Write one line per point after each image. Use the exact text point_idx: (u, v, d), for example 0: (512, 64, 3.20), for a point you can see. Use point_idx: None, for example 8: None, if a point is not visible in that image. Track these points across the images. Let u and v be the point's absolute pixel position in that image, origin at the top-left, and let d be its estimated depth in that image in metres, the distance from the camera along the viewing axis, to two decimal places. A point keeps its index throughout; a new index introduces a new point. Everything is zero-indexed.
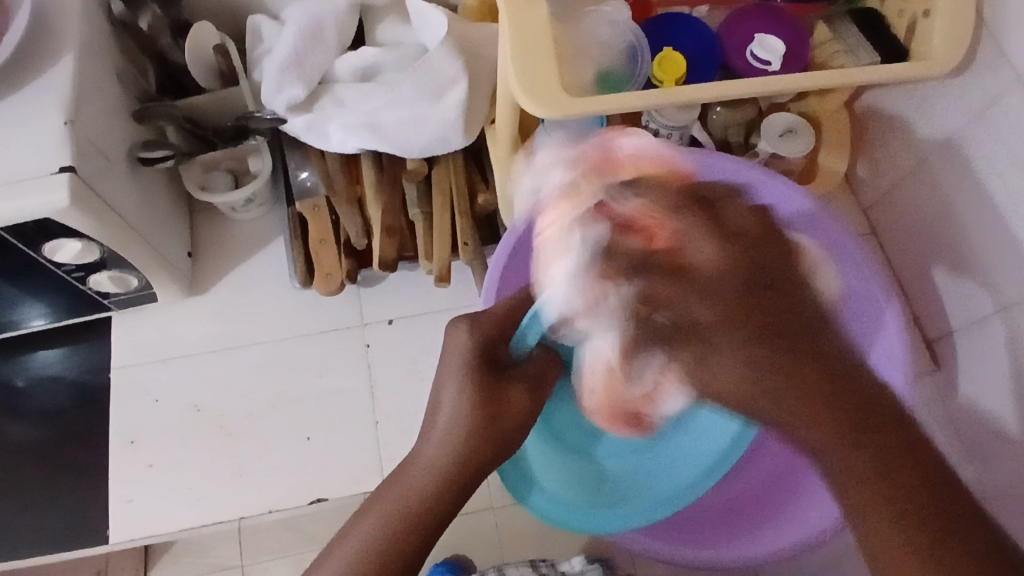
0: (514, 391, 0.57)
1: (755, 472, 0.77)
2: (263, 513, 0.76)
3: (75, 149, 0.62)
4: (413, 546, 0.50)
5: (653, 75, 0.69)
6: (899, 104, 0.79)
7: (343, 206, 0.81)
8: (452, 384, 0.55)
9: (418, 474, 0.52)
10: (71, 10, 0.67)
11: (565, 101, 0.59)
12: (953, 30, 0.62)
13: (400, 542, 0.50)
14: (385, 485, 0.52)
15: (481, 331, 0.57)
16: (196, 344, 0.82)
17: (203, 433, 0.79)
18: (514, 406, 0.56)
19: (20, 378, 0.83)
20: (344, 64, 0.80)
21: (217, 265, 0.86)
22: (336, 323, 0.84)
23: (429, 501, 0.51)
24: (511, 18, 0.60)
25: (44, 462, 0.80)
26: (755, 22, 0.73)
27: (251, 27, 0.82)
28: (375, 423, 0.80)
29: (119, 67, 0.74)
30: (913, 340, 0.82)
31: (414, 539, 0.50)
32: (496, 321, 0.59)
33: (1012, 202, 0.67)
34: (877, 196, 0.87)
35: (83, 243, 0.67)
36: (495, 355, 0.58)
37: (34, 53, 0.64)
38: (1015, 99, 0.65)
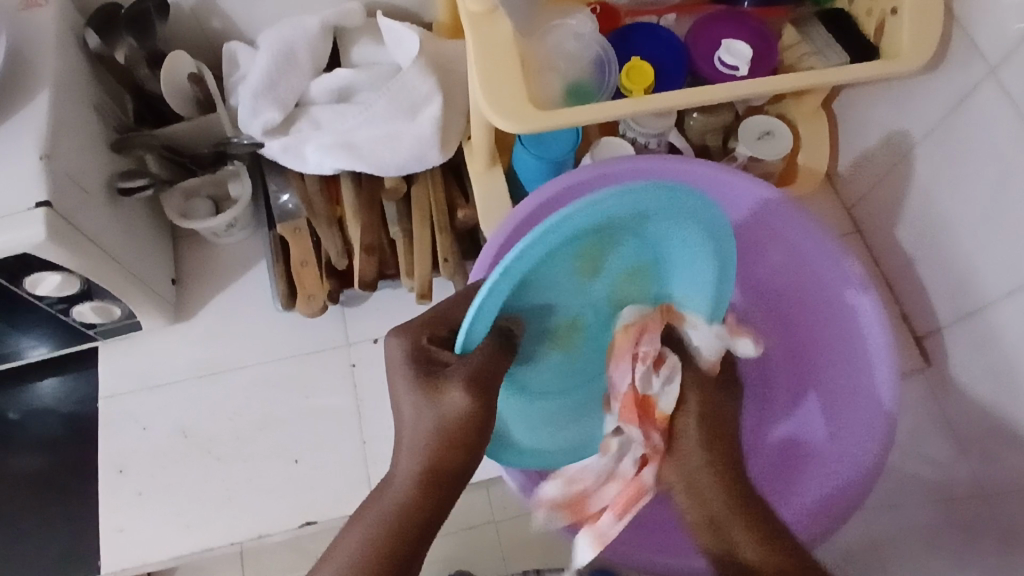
0: (452, 387, 0.53)
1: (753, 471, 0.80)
2: (253, 538, 0.76)
3: (50, 183, 0.62)
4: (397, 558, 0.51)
5: (622, 85, 0.69)
6: (874, 100, 0.79)
7: (323, 227, 0.81)
8: (409, 405, 0.54)
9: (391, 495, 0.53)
10: (46, 44, 0.68)
11: (531, 114, 0.60)
12: (920, 26, 0.62)
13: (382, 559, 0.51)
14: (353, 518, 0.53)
15: (416, 339, 0.57)
16: (183, 370, 0.82)
17: (192, 460, 0.79)
18: (453, 403, 0.52)
19: (12, 411, 0.84)
20: (318, 87, 0.81)
21: (201, 291, 0.86)
22: (322, 344, 0.84)
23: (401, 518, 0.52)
24: (471, 34, 0.60)
25: (37, 494, 0.81)
26: (720, 29, 0.73)
27: (226, 53, 0.82)
28: (363, 441, 0.80)
29: (97, 100, 0.74)
30: (902, 337, 0.82)
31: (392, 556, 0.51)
32: (433, 326, 0.58)
33: (991, 194, 0.67)
34: (858, 194, 0.87)
35: (62, 277, 0.68)
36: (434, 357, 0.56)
37: (9, 91, 0.65)
38: (988, 91, 0.64)
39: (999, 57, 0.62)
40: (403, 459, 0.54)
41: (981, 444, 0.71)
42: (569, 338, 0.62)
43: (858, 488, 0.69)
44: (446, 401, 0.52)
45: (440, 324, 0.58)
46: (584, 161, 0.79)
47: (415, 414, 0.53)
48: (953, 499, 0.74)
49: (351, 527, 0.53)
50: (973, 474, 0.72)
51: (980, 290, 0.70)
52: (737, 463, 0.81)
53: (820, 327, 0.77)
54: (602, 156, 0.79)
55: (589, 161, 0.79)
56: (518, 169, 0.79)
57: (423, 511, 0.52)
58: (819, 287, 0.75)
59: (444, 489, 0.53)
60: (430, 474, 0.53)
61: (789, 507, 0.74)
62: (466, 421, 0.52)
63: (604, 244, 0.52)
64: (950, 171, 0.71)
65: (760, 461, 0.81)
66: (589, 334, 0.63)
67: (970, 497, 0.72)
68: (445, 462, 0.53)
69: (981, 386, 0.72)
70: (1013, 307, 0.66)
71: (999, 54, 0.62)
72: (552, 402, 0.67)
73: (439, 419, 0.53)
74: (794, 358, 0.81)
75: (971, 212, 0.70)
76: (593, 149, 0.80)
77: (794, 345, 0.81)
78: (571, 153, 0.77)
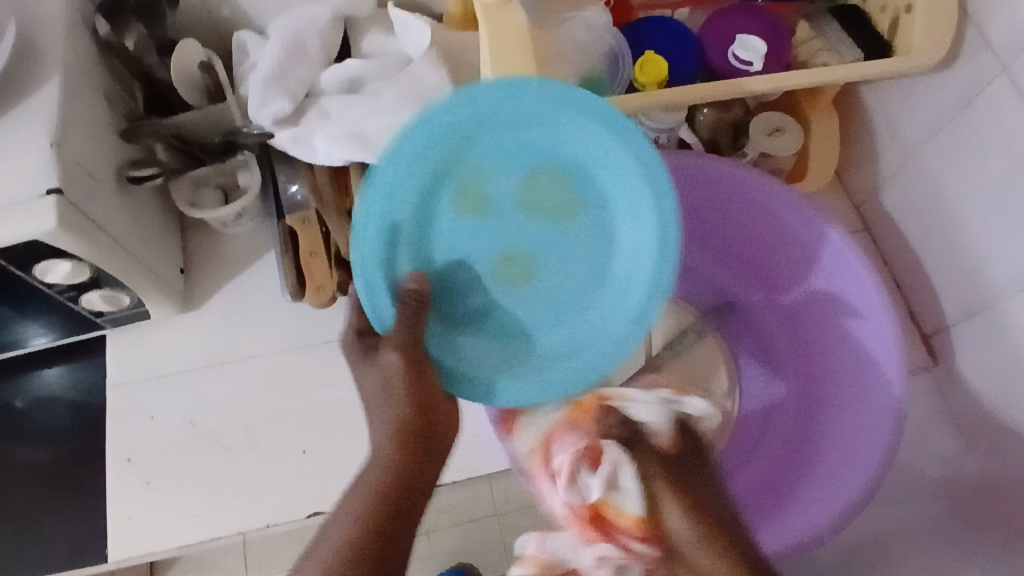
0: (386, 353, 0.59)
1: (756, 467, 0.80)
2: (262, 528, 0.77)
3: (61, 171, 0.62)
4: (385, 527, 0.53)
5: (636, 79, 0.68)
6: (884, 97, 0.79)
7: (333, 219, 0.81)
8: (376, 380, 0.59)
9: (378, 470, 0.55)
10: (55, 31, 0.67)
11: (545, 107, 0.60)
12: (934, 24, 0.62)
13: (373, 527, 0.52)
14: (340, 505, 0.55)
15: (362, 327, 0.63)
16: (191, 360, 0.83)
17: (200, 450, 0.79)
18: (389, 365, 0.58)
19: (19, 400, 0.84)
20: (328, 76, 0.81)
21: (210, 281, 0.86)
22: (330, 335, 0.84)
23: (392, 487, 0.54)
24: (485, 26, 0.60)
25: (45, 482, 0.81)
26: (734, 23, 0.72)
27: (236, 43, 0.82)
28: (371, 432, 0.80)
29: (106, 88, 0.74)
30: (908, 334, 0.82)
31: (384, 521, 0.53)
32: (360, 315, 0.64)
33: (1001, 192, 0.67)
34: (867, 191, 0.87)
35: (72, 265, 0.68)
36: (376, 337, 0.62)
37: (18, 78, 0.65)
38: (1000, 89, 0.64)
39: (1011, 55, 0.62)
40: (378, 430, 0.58)
41: (989, 441, 0.72)
42: (518, 280, 0.65)
43: (854, 501, 0.67)
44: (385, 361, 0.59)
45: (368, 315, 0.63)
46: None
47: (381, 383, 0.58)
48: (962, 494, 0.75)
49: (341, 512, 0.54)
50: (981, 468, 0.73)
51: (988, 289, 0.71)
52: (744, 450, 0.81)
53: (828, 313, 0.77)
54: None
55: None
56: None
57: (408, 476, 0.55)
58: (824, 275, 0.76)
59: (414, 449, 0.56)
60: (397, 436, 0.57)
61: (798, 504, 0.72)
62: (408, 379, 0.58)
63: (479, 172, 0.63)
64: (960, 169, 0.71)
65: (746, 476, 0.79)
66: (541, 277, 0.65)
67: (978, 492, 0.73)
68: (409, 425, 0.57)
69: (990, 383, 0.72)
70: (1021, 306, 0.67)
71: (1013, 52, 0.62)
72: (519, 348, 0.65)
73: (386, 377, 0.58)
74: (800, 352, 0.82)
75: (982, 210, 0.70)
76: None
77: (805, 338, 0.81)
78: None
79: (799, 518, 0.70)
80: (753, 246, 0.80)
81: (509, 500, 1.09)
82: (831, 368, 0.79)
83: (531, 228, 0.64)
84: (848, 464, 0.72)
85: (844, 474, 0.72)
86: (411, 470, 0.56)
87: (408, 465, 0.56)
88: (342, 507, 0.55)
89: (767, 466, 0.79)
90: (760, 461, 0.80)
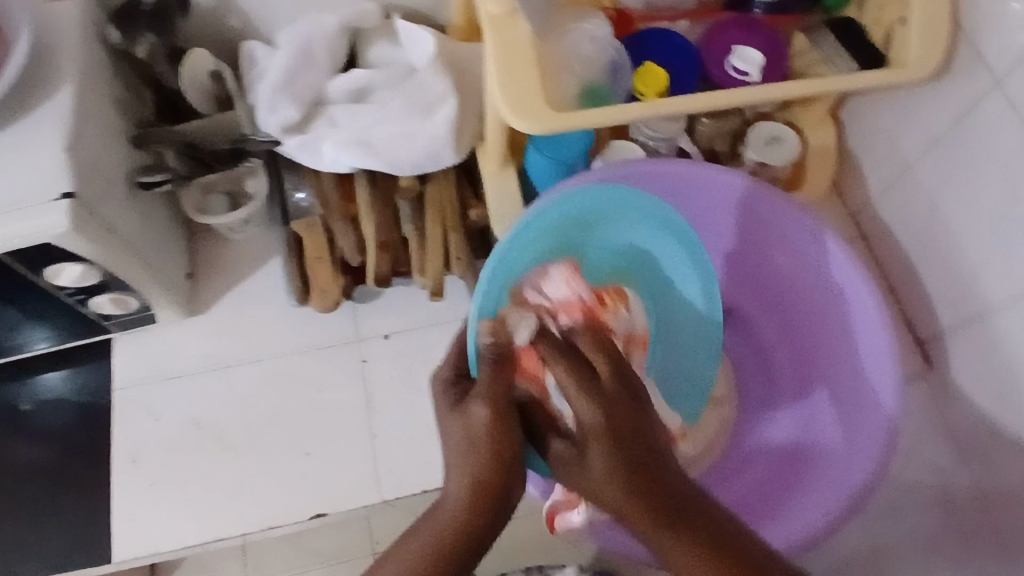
0: (473, 405, 0.56)
1: (753, 474, 0.80)
2: (263, 529, 0.77)
3: (74, 175, 0.63)
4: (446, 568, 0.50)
5: (636, 88, 0.71)
6: (879, 107, 0.81)
7: (338, 224, 0.82)
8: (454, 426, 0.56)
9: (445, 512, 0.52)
10: (70, 39, 0.69)
11: (549, 114, 0.61)
12: (928, 36, 0.63)
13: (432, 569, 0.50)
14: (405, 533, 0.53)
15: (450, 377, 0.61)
16: (196, 363, 0.84)
17: (203, 452, 0.80)
18: (472, 418, 0.55)
19: (24, 401, 0.85)
20: (335, 85, 0.82)
21: (216, 286, 0.87)
22: (334, 339, 0.85)
23: (456, 534, 0.51)
24: (492, 34, 0.62)
25: (50, 482, 0.81)
26: (732, 35, 0.74)
27: (245, 52, 0.84)
28: (373, 435, 0.81)
29: (118, 95, 0.76)
30: (904, 342, 0.83)
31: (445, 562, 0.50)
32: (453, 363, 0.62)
33: (995, 202, 0.68)
34: (863, 200, 0.88)
35: (82, 267, 0.69)
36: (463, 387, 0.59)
37: (34, 84, 0.66)
38: (994, 101, 0.66)
39: (1004, 69, 0.64)
40: (448, 484, 0.54)
41: (981, 447, 0.73)
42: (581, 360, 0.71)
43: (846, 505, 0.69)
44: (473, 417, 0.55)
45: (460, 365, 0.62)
46: (596, 163, 0.80)
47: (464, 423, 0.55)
48: (955, 502, 0.75)
49: (404, 542, 0.53)
50: (974, 476, 0.73)
51: (981, 296, 0.72)
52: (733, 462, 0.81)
53: (821, 325, 0.78)
54: (613, 158, 0.81)
55: (600, 163, 0.80)
56: (530, 170, 0.80)
57: (474, 528, 0.52)
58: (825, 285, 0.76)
59: (493, 509, 0.52)
60: (475, 493, 0.52)
61: (783, 521, 0.72)
62: (492, 434, 0.54)
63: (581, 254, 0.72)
64: (955, 178, 0.73)
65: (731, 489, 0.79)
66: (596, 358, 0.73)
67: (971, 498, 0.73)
68: (484, 479, 0.53)
69: (985, 389, 0.73)
70: (1014, 314, 0.68)
71: (1005, 64, 0.63)
72: None
73: (467, 430, 0.55)
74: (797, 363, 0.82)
75: (976, 219, 0.71)
76: (603, 152, 0.81)
77: (801, 350, 0.82)
78: (582, 155, 0.79)
79: (791, 526, 0.71)
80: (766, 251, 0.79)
81: None
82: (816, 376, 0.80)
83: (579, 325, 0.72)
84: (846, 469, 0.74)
85: (838, 479, 0.73)
86: (478, 522, 0.52)
87: (483, 518, 0.52)
88: (405, 540, 0.53)
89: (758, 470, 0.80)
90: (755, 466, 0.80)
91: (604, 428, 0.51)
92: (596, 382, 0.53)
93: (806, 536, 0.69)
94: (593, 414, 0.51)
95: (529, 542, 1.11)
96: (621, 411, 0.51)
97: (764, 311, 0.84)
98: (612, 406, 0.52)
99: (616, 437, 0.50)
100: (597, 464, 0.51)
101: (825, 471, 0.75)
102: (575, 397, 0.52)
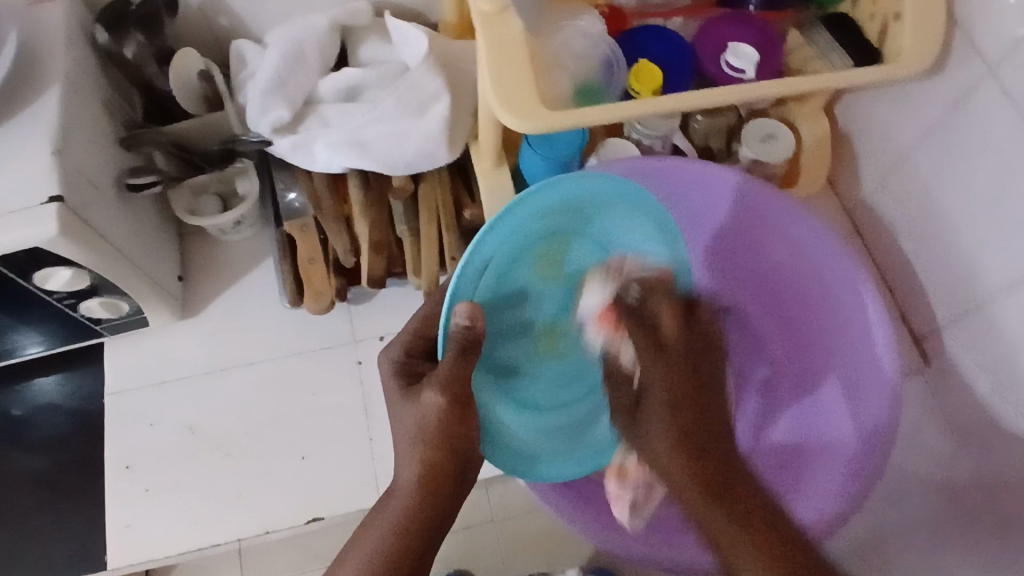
0: (429, 394, 0.57)
1: (765, 457, 0.79)
2: (262, 534, 0.77)
3: (63, 178, 0.62)
4: (412, 548, 0.55)
5: (630, 86, 0.70)
6: (874, 102, 0.81)
7: (332, 226, 0.81)
8: (407, 415, 0.58)
9: (405, 498, 0.56)
10: (56, 41, 0.68)
11: (543, 114, 0.61)
12: (923, 31, 0.63)
13: (394, 554, 0.55)
14: (365, 521, 0.57)
15: (401, 358, 0.64)
16: (190, 366, 0.83)
17: (200, 456, 0.79)
18: (427, 406, 0.57)
19: (17, 408, 0.84)
20: (327, 85, 0.81)
21: (208, 288, 0.86)
22: (330, 341, 0.84)
23: (414, 516, 0.56)
24: (484, 32, 0.61)
25: (43, 491, 0.81)
26: (727, 31, 0.74)
27: (234, 52, 0.83)
28: (370, 437, 0.80)
29: (106, 96, 0.75)
30: (901, 336, 0.83)
31: (411, 545, 0.55)
32: (405, 348, 0.64)
33: (990, 193, 0.68)
34: (859, 197, 0.88)
35: (73, 272, 0.68)
36: (412, 370, 0.63)
37: (19, 87, 0.65)
38: (987, 94, 0.66)
39: (999, 61, 0.64)
40: (405, 469, 0.57)
41: (979, 440, 0.73)
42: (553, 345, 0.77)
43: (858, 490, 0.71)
44: (425, 403, 0.57)
45: (417, 343, 0.65)
46: (591, 161, 0.80)
47: (407, 412, 0.58)
48: (954, 496, 0.75)
49: (365, 531, 0.57)
50: (972, 469, 0.74)
51: (978, 291, 0.72)
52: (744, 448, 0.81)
53: (826, 325, 0.77)
54: (608, 156, 0.80)
55: (595, 161, 0.80)
56: (524, 167, 0.80)
57: (430, 510, 0.56)
58: (819, 278, 0.75)
59: (447, 488, 0.57)
60: (428, 481, 0.56)
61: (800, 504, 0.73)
62: (446, 420, 0.56)
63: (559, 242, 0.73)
64: (950, 172, 0.73)
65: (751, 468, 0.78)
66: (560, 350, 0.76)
67: (972, 491, 0.73)
68: (440, 462, 0.57)
69: (983, 382, 0.73)
70: (1011, 308, 0.68)
71: (999, 58, 0.63)
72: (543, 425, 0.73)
73: (422, 418, 0.57)
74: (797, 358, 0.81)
75: (971, 213, 0.71)
76: (598, 150, 0.81)
77: (802, 342, 0.81)
78: (577, 153, 0.78)
79: (813, 507, 0.73)
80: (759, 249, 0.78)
81: (506, 506, 1.11)
82: (822, 375, 0.79)
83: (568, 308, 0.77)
84: (847, 458, 0.74)
85: (844, 465, 0.74)
86: (436, 501, 0.56)
87: (438, 499, 0.57)
88: (365, 528, 0.57)
89: (772, 454, 0.79)
90: (767, 451, 0.80)
91: (677, 393, 0.59)
92: (661, 344, 0.62)
93: (832, 513, 0.71)
94: (661, 379, 0.60)
95: (528, 542, 1.11)
96: (687, 364, 0.61)
97: (763, 304, 0.82)
98: (683, 360, 0.61)
99: (681, 396, 0.59)
100: (652, 433, 0.59)
101: (828, 464, 0.75)
102: (646, 363, 0.61)
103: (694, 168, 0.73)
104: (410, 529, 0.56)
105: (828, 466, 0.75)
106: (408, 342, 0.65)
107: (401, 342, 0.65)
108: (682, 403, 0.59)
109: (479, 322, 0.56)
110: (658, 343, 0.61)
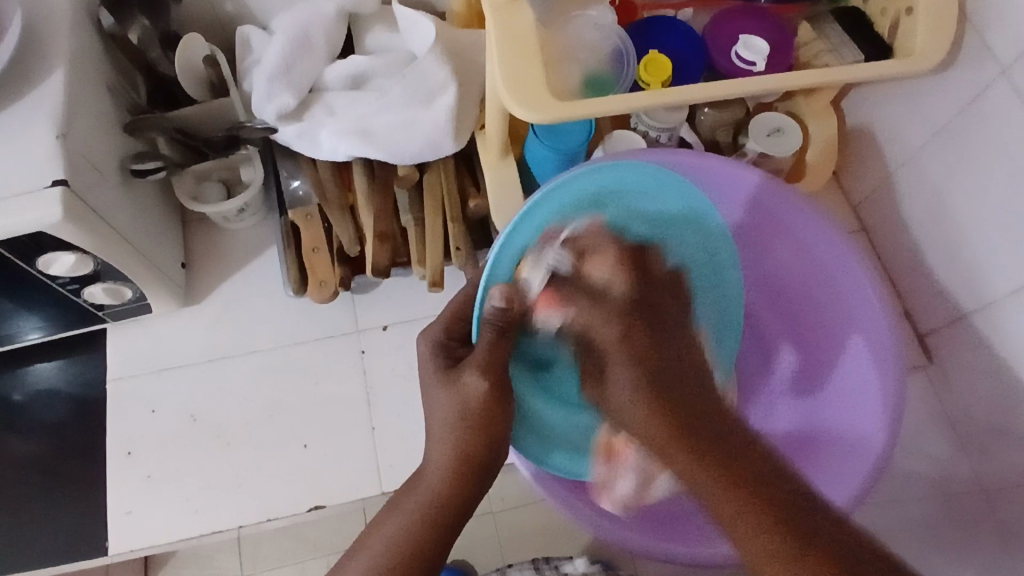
0: (469, 378, 0.57)
1: None
2: (263, 522, 0.77)
3: (67, 163, 0.62)
4: (430, 544, 0.54)
5: (639, 77, 0.70)
6: (883, 97, 0.80)
7: (336, 215, 0.81)
8: (440, 401, 0.57)
9: (432, 480, 0.56)
10: (60, 23, 0.67)
11: (552, 104, 0.60)
12: (936, 27, 0.62)
13: (414, 545, 0.54)
14: (395, 500, 0.56)
15: (438, 334, 0.62)
16: (191, 353, 0.82)
17: (201, 444, 0.79)
18: (469, 390, 0.56)
19: (17, 393, 0.83)
20: (332, 73, 0.81)
21: (211, 275, 0.86)
22: (333, 331, 0.84)
23: (438, 506, 0.55)
24: (494, 20, 0.60)
25: (44, 476, 0.80)
26: (739, 22, 0.74)
27: (240, 38, 0.82)
28: (372, 428, 0.80)
29: (111, 81, 0.74)
30: (906, 333, 0.83)
31: (430, 538, 0.54)
32: (450, 325, 0.62)
33: (1000, 191, 0.68)
34: (866, 192, 0.88)
35: (76, 257, 0.67)
36: (456, 352, 0.61)
37: (22, 69, 0.64)
38: (999, 92, 0.65)
39: (1012, 57, 0.63)
40: (433, 456, 0.57)
41: (980, 438, 0.73)
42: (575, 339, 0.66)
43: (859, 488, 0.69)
44: (466, 387, 0.56)
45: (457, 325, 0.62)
46: (597, 154, 0.80)
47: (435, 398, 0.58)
48: (953, 494, 0.75)
49: (385, 517, 0.56)
50: (973, 469, 0.73)
51: (984, 290, 0.72)
52: None
53: (823, 318, 0.78)
54: (614, 149, 0.80)
55: (601, 153, 0.80)
56: (529, 157, 0.79)
57: (457, 499, 0.56)
58: (824, 275, 0.75)
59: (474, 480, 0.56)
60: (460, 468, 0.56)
61: None
62: (485, 408, 0.56)
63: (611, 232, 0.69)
64: (960, 170, 0.72)
65: None
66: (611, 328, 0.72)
67: (971, 491, 0.73)
68: (468, 451, 0.56)
69: (986, 382, 0.73)
70: (1017, 307, 0.68)
71: (1012, 56, 0.63)
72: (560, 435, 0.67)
73: (461, 402, 0.56)
74: (800, 356, 0.82)
75: (979, 212, 0.71)
76: (605, 141, 0.81)
77: (797, 336, 0.82)
78: (583, 146, 0.78)
79: None
80: (766, 244, 0.78)
81: (505, 498, 1.11)
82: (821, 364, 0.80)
83: (618, 295, 0.72)
84: (847, 452, 0.74)
85: (849, 460, 0.73)
86: (463, 492, 0.56)
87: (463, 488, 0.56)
88: (393, 506, 0.57)
89: None
90: None
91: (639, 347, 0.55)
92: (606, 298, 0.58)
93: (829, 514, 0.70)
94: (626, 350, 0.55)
95: (526, 533, 1.11)
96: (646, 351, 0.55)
97: (761, 301, 0.83)
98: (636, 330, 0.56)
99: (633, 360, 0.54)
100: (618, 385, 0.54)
101: (827, 458, 0.75)
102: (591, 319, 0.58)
103: (700, 163, 0.72)
104: (433, 519, 0.55)
105: (824, 464, 0.75)
106: (447, 320, 0.63)
107: (445, 314, 0.63)
108: (645, 369, 0.54)
109: (512, 307, 0.59)
110: (597, 296, 0.58)
